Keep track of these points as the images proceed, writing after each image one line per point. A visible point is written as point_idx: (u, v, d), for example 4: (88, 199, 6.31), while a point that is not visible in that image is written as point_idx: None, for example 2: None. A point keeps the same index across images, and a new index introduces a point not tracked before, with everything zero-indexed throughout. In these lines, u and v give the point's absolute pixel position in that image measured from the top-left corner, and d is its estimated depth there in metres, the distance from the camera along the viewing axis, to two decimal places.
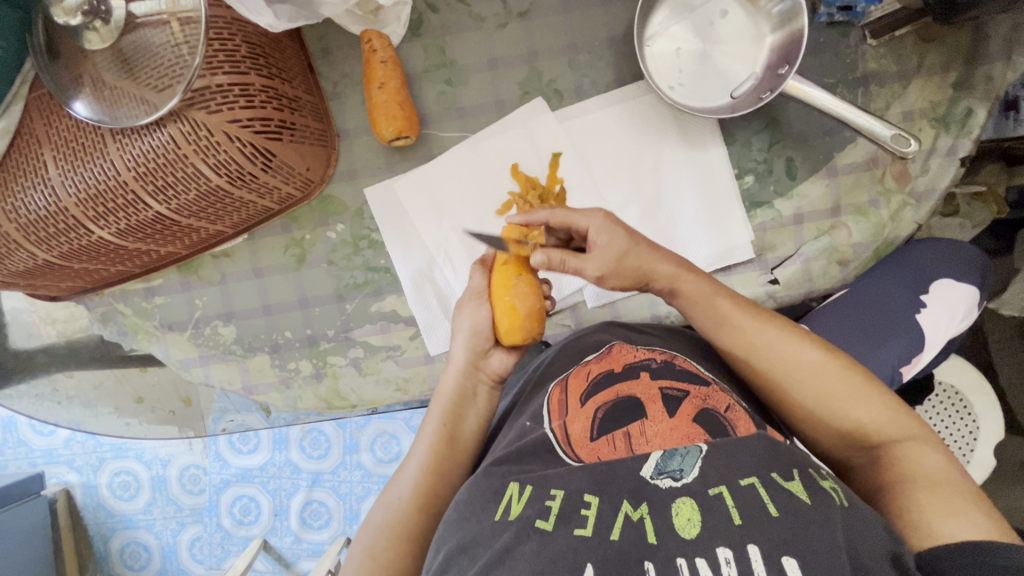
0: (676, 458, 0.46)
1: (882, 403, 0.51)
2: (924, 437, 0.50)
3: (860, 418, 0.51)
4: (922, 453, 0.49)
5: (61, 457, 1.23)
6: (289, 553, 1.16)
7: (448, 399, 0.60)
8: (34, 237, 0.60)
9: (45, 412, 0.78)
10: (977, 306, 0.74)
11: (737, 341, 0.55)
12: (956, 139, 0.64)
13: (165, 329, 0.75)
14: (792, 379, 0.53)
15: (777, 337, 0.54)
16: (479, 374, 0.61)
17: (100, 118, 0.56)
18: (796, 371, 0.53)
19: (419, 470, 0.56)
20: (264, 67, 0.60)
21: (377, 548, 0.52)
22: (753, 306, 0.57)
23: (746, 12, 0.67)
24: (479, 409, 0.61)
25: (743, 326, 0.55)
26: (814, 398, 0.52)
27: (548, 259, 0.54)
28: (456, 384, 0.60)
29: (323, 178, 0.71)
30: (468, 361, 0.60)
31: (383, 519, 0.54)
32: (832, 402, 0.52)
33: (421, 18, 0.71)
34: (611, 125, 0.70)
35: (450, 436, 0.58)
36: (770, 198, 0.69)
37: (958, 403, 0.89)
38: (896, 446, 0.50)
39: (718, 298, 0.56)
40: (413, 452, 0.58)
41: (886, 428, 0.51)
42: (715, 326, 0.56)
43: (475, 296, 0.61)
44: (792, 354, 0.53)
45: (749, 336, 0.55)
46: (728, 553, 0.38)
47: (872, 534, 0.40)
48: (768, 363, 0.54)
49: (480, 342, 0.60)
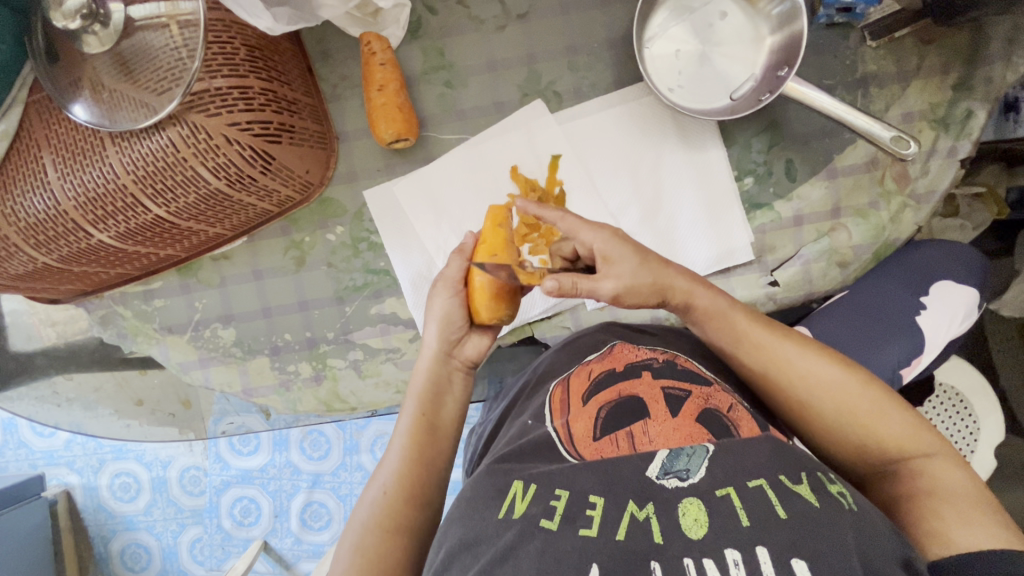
0: (681, 458, 0.46)
1: (904, 419, 0.51)
2: (945, 454, 0.50)
3: (883, 433, 0.51)
4: (945, 469, 0.49)
5: (61, 459, 1.23)
6: (290, 554, 1.16)
7: (424, 389, 0.59)
8: (34, 240, 0.60)
9: (45, 414, 0.78)
10: (979, 306, 0.73)
11: (757, 356, 0.55)
12: (955, 141, 0.64)
13: (165, 331, 0.75)
14: (813, 395, 0.53)
15: (796, 353, 0.54)
16: (452, 361, 0.61)
17: (99, 121, 0.56)
18: (818, 387, 0.53)
19: (399, 461, 0.56)
20: (263, 71, 0.60)
21: (365, 544, 0.51)
22: (770, 321, 0.57)
23: (745, 14, 0.67)
24: (455, 395, 0.60)
25: (761, 343, 0.55)
26: (835, 414, 0.52)
27: (561, 285, 0.51)
28: (430, 371, 0.59)
29: (323, 180, 0.71)
30: (440, 349, 0.60)
31: (367, 516, 0.53)
32: (852, 418, 0.51)
33: (420, 21, 0.71)
34: (612, 127, 0.70)
35: (430, 425, 0.58)
36: (770, 200, 0.69)
37: (958, 404, 0.89)
38: (917, 463, 0.50)
39: (735, 314, 0.56)
40: (392, 444, 0.58)
41: (908, 444, 0.50)
42: (733, 343, 0.56)
43: (447, 286, 0.60)
44: (813, 368, 0.53)
45: (769, 352, 0.55)
46: (736, 555, 0.38)
47: (879, 536, 0.40)
48: (787, 379, 0.54)
49: (453, 331, 0.60)
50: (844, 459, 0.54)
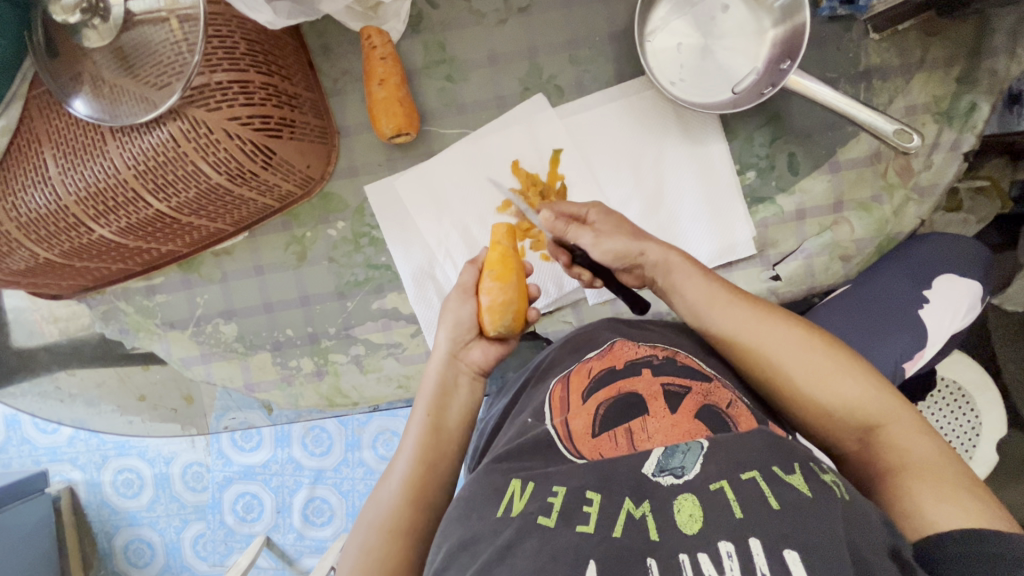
0: (677, 455, 0.45)
1: (867, 382, 0.51)
2: (911, 419, 0.50)
3: (848, 394, 0.51)
4: (912, 436, 0.49)
5: (65, 455, 1.24)
6: (293, 549, 1.16)
7: (432, 391, 0.59)
8: (35, 236, 0.60)
9: (49, 410, 0.79)
10: (983, 299, 0.73)
11: (726, 320, 0.55)
12: (959, 134, 0.63)
13: (166, 327, 0.75)
14: (778, 356, 0.53)
15: (761, 316, 0.55)
16: (460, 364, 0.61)
17: (100, 116, 0.56)
18: (784, 349, 0.53)
19: (408, 465, 0.55)
20: (263, 64, 0.60)
21: (370, 544, 0.51)
22: (738, 287, 0.57)
23: (748, 7, 0.66)
24: (461, 398, 0.60)
25: (730, 306, 0.56)
26: (802, 378, 0.52)
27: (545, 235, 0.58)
28: (438, 374, 0.60)
29: (323, 176, 0.71)
30: (447, 352, 0.60)
31: (374, 516, 0.53)
32: (817, 380, 0.52)
33: (421, 14, 0.71)
34: (611, 121, 0.70)
35: (435, 427, 0.57)
36: (772, 193, 0.68)
37: (959, 397, 0.89)
38: (882, 431, 0.50)
39: (701, 280, 0.57)
40: (401, 447, 0.57)
41: (873, 410, 0.50)
42: (700, 307, 0.57)
43: (463, 292, 0.61)
44: (778, 331, 0.54)
45: (736, 316, 0.55)
46: (730, 547, 0.38)
47: (871, 529, 0.40)
48: (754, 341, 0.54)
49: (463, 334, 0.60)
50: (810, 423, 0.54)
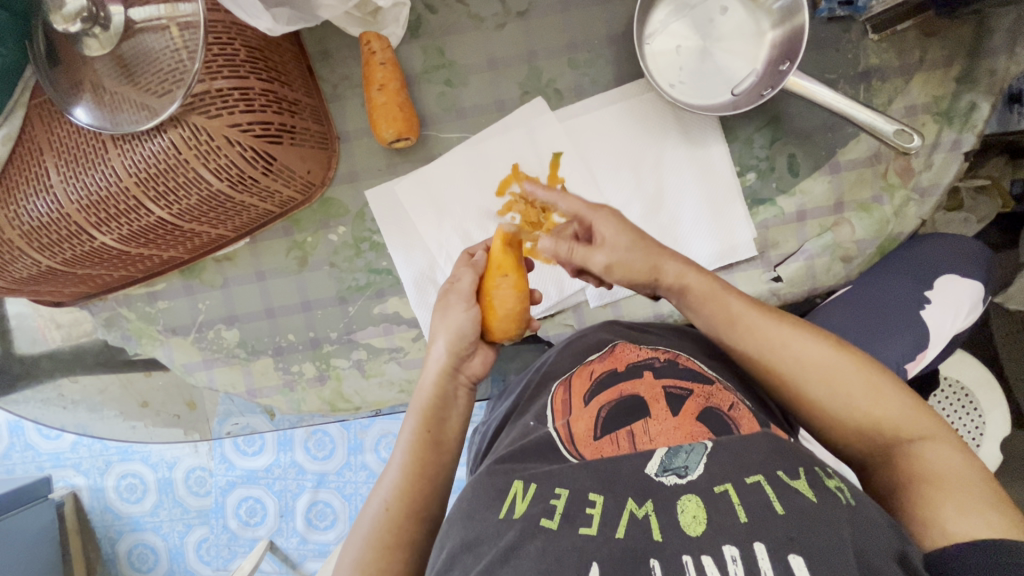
0: (680, 456, 0.46)
1: (899, 399, 0.50)
2: (942, 435, 0.49)
3: (879, 414, 0.50)
4: (939, 449, 0.48)
5: (68, 461, 1.24)
6: (296, 553, 1.16)
7: (430, 403, 0.58)
8: (36, 244, 0.60)
9: (51, 416, 0.79)
10: (984, 300, 0.73)
11: (751, 342, 0.54)
12: (959, 133, 0.63)
13: (168, 332, 0.75)
14: (810, 378, 0.52)
15: (788, 334, 0.53)
16: (459, 377, 0.60)
17: (101, 124, 0.56)
18: (812, 369, 0.52)
19: (400, 476, 0.54)
20: (263, 71, 0.60)
21: (364, 561, 0.50)
22: (764, 306, 0.55)
23: (746, 9, 0.66)
24: (460, 410, 0.59)
25: (754, 326, 0.54)
26: (830, 396, 0.51)
27: None
28: (436, 386, 0.58)
29: (324, 181, 0.71)
30: (449, 364, 0.59)
31: (371, 530, 0.52)
32: (849, 399, 0.51)
33: (420, 19, 0.71)
34: (612, 124, 0.70)
35: (434, 440, 0.57)
36: (773, 194, 0.68)
37: (963, 398, 0.90)
38: (910, 446, 0.49)
39: (727, 299, 0.55)
40: (391, 464, 0.56)
41: (903, 425, 0.50)
42: (726, 328, 0.55)
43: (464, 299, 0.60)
44: (805, 351, 0.52)
45: (763, 336, 0.54)
46: (734, 551, 0.38)
47: (876, 532, 0.40)
48: (780, 361, 0.53)
49: (465, 345, 0.59)
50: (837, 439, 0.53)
